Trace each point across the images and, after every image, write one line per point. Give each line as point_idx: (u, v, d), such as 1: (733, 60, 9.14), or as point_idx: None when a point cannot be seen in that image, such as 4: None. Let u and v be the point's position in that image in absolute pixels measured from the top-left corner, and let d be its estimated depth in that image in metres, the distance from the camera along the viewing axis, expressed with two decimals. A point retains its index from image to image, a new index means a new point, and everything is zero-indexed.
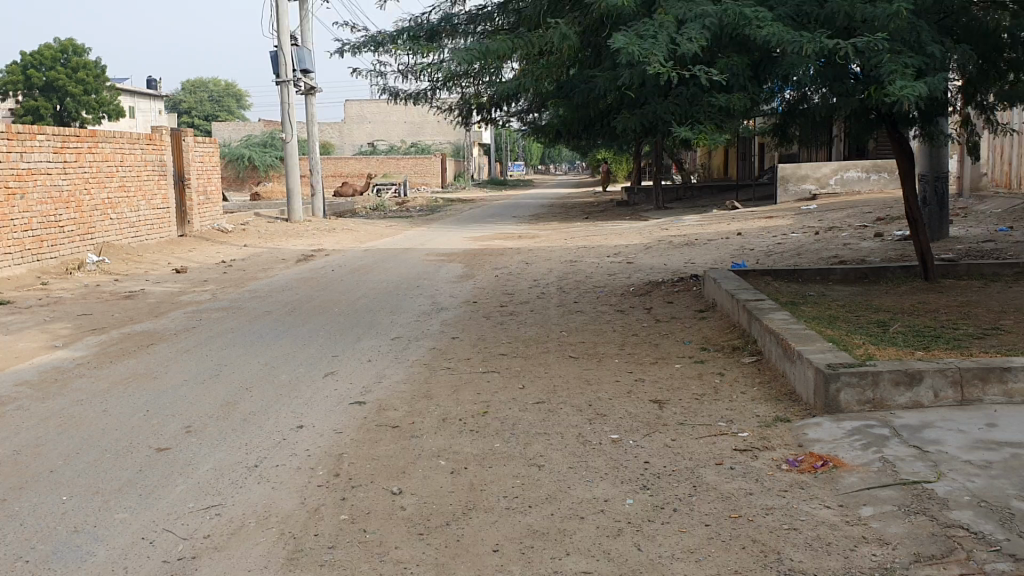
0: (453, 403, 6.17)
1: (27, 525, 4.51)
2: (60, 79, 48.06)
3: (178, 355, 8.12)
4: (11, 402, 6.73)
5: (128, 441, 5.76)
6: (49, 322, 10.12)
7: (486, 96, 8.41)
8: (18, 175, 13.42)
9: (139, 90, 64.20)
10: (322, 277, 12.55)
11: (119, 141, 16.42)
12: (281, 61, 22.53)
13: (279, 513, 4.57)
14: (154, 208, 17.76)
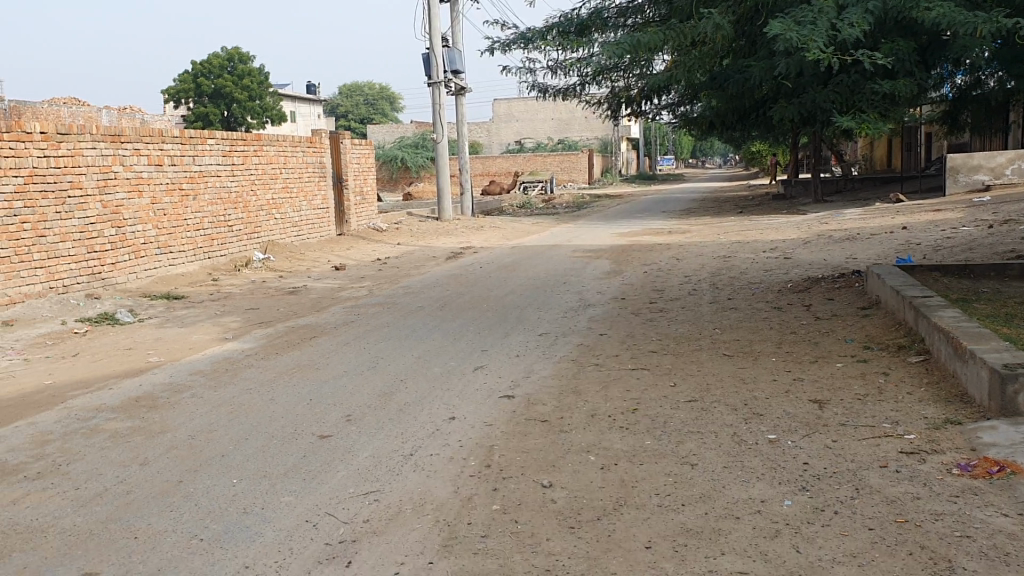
0: (602, 399, 6.14)
1: (201, 505, 4.79)
2: (227, 86, 50.52)
3: (338, 348, 8.44)
4: (186, 390, 7.17)
5: (292, 428, 6.03)
6: (220, 315, 10.73)
7: (637, 89, 8.31)
8: (191, 178, 14.27)
9: (299, 95, 67.18)
10: (471, 274, 12.73)
11: (283, 144, 17.20)
12: (433, 62, 23.07)
13: (434, 500, 4.67)
14: (315, 208, 18.53)
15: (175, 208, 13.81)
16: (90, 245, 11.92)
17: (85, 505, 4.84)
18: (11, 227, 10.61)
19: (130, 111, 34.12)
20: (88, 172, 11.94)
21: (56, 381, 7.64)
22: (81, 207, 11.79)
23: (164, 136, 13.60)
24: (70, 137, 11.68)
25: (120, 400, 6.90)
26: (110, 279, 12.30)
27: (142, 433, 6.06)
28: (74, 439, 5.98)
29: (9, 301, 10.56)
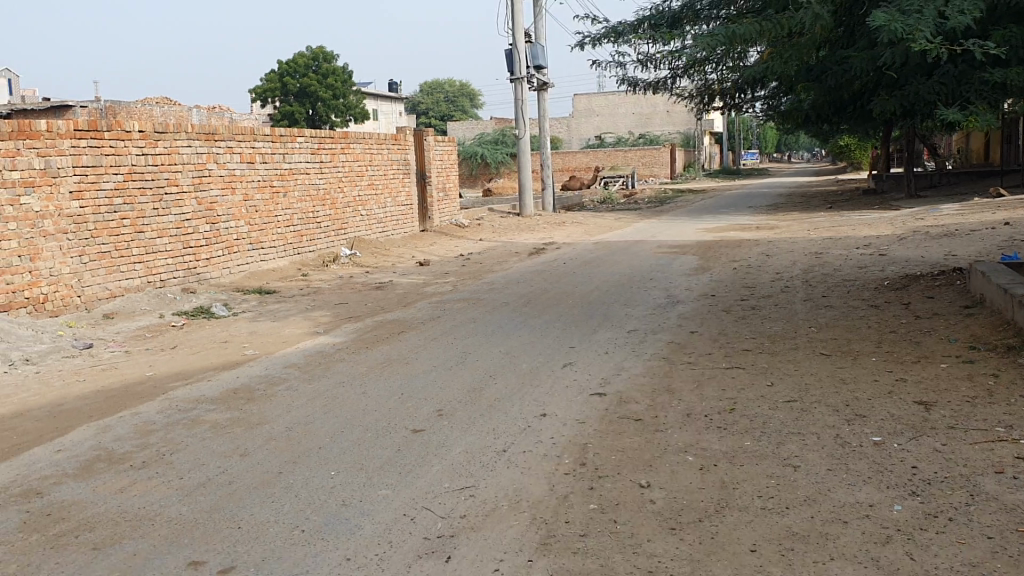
0: (697, 399, 6.03)
1: (301, 496, 4.86)
2: (312, 85, 51.28)
3: (427, 343, 8.49)
4: (281, 383, 7.30)
5: (385, 422, 6.07)
6: (311, 310, 10.92)
7: (731, 82, 8.15)
8: (281, 175, 14.55)
9: (380, 93, 68.04)
10: (555, 270, 12.69)
11: (368, 142, 17.41)
12: (516, 58, 23.09)
13: (530, 497, 4.65)
14: (399, 205, 18.74)
15: (265, 205, 14.11)
16: (185, 241, 12.27)
17: (189, 495, 4.95)
18: (111, 224, 10.99)
19: (220, 111, 34.89)
20: (183, 170, 12.28)
21: (157, 373, 7.86)
22: (177, 204, 12.14)
23: (255, 135, 13.89)
24: (167, 135, 12.01)
25: (218, 393, 7.06)
26: (204, 274, 12.64)
27: (241, 425, 6.18)
28: (176, 429, 6.13)
29: (110, 295, 10.93)
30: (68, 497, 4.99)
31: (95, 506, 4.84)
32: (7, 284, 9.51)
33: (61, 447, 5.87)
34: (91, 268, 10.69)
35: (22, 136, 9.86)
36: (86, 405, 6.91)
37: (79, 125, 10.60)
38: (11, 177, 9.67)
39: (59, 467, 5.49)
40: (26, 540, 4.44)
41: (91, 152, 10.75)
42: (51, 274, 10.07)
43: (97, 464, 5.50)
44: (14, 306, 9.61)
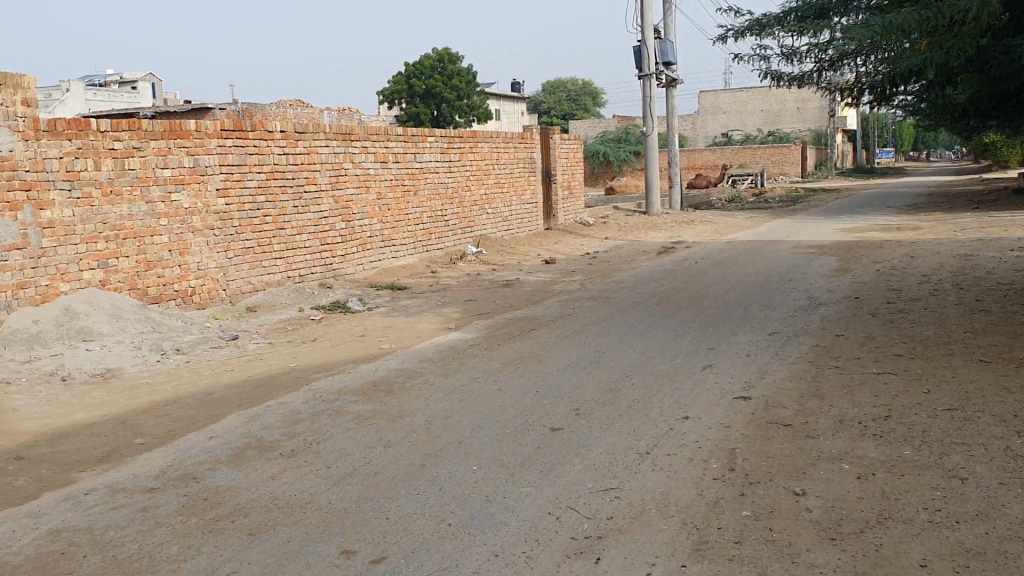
0: (849, 405, 5.79)
1: (446, 490, 4.88)
2: (438, 87, 51.67)
3: (560, 341, 8.46)
4: (419, 377, 7.39)
5: (524, 418, 6.06)
6: (443, 306, 11.06)
7: (881, 74, 7.83)
8: (412, 174, 14.80)
9: (504, 93, 68.63)
10: (686, 269, 12.47)
11: (496, 141, 17.51)
12: (645, 55, 22.85)
13: (678, 502, 4.54)
14: (525, 204, 18.82)
15: (397, 203, 14.39)
16: (323, 238, 12.63)
17: (338, 484, 5.05)
18: (254, 220, 11.41)
19: (348, 112, 35.78)
20: (321, 169, 12.61)
21: (300, 365, 8.08)
22: (315, 202, 12.49)
23: (389, 135, 14.14)
24: (307, 135, 12.33)
25: (358, 385, 7.20)
26: (340, 270, 12.97)
27: (383, 417, 6.28)
28: (321, 420, 6.28)
29: (252, 289, 11.37)
30: (222, 482, 5.16)
31: (249, 492, 4.99)
32: (158, 277, 10.05)
33: (213, 434, 6.09)
34: (235, 263, 11.13)
35: (173, 136, 10.30)
36: (234, 394, 7.15)
37: (226, 125, 10.98)
38: (163, 175, 10.15)
39: (213, 453, 5.69)
40: (186, 522, 4.60)
41: (236, 151, 11.15)
42: (198, 269, 10.56)
43: (248, 451, 5.67)
44: (164, 299, 10.14)
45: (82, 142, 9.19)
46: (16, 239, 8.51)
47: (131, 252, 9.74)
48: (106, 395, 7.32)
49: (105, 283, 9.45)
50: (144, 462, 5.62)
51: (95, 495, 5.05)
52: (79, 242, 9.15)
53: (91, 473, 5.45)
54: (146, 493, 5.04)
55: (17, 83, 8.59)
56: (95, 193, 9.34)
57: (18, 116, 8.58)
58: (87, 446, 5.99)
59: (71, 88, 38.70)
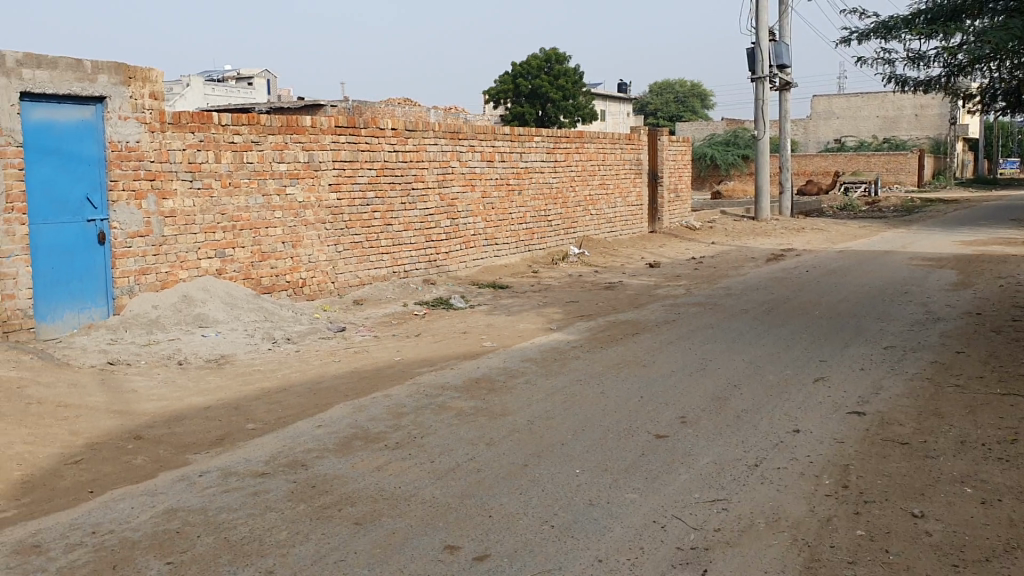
0: (971, 426, 5.53)
1: (548, 491, 4.87)
2: (545, 87, 51.04)
3: (665, 346, 8.36)
4: (521, 376, 7.40)
5: (628, 423, 6.00)
6: (545, 306, 11.06)
7: (1018, 79, 7.50)
8: (517, 173, 14.85)
9: (611, 94, 68.28)
10: (796, 277, 12.16)
11: (603, 141, 17.44)
12: (759, 57, 22.44)
13: (789, 517, 4.41)
14: (630, 205, 18.70)
15: (502, 202, 14.48)
16: (428, 234, 12.80)
17: (441, 479, 5.09)
18: (363, 216, 11.65)
19: (455, 111, 36.08)
20: (429, 166, 12.76)
21: (404, 358, 8.20)
22: (423, 198, 12.67)
23: (496, 134, 14.23)
24: (416, 133, 12.49)
25: (461, 380, 7.26)
26: (443, 266, 13.13)
27: (485, 414, 6.31)
28: (425, 414, 6.35)
29: (359, 282, 11.62)
30: (330, 470, 5.26)
31: (355, 482, 5.07)
32: (272, 268, 10.38)
33: (321, 423, 6.22)
34: (345, 257, 11.40)
35: (289, 131, 10.53)
36: (341, 384, 7.31)
37: (340, 122, 11.19)
38: (279, 168, 10.43)
39: (321, 441, 5.81)
40: (294, 509, 4.70)
41: (349, 147, 11.37)
42: (309, 261, 10.86)
43: (355, 441, 5.77)
44: (276, 289, 10.46)
45: (204, 135, 9.50)
46: (139, 226, 8.87)
47: (247, 243, 10.06)
48: (220, 380, 7.57)
49: (221, 272, 9.79)
50: (256, 447, 5.78)
51: (209, 477, 5.21)
52: (198, 231, 9.49)
53: (204, 456, 5.63)
54: (257, 478, 5.18)
55: (145, 76, 8.87)
56: (214, 185, 9.65)
57: (145, 108, 8.90)
58: (203, 429, 6.20)
59: (191, 84, 40.33)
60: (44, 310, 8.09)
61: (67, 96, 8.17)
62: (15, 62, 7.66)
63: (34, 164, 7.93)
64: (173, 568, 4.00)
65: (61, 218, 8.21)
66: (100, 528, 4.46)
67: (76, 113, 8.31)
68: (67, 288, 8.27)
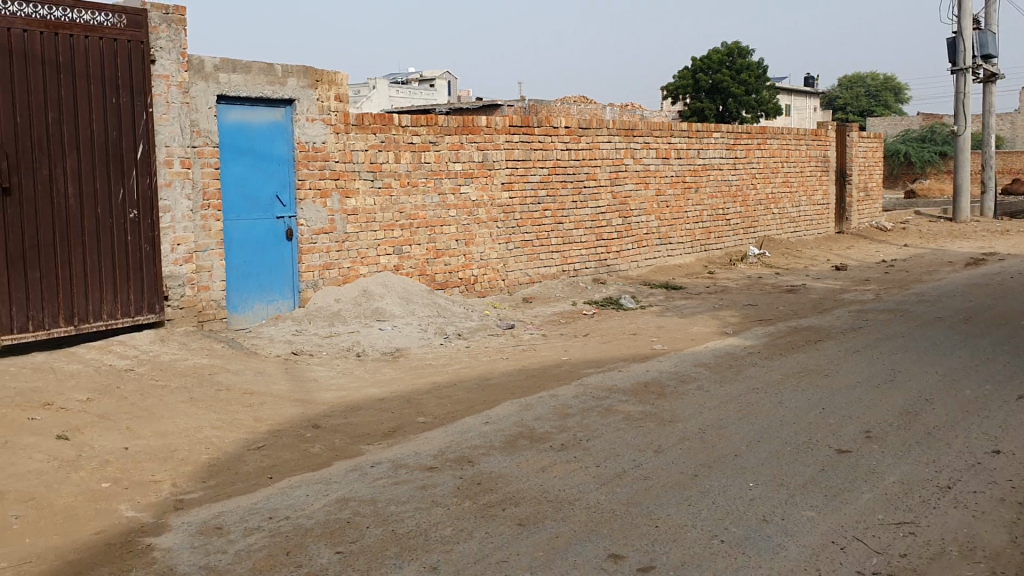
0: None
1: (719, 504, 4.66)
2: (724, 79, 48.17)
3: (849, 355, 7.89)
4: (693, 381, 7.17)
5: (807, 437, 5.67)
6: (720, 309, 10.72)
7: None
8: (695, 171, 14.49)
9: (797, 89, 65.76)
10: (999, 284, 11.23)
11: (786, 138, 16.76)
12: (961, 47, 20.98)
13: (987, 547, 4.03)
14: (814, 204, 17.90)
15: (678, 200, 14.18)
16: (600, 233, 12.72)
17: (608, 485, 4.97)
18: (535, 214, 11.69)
19: (631, 107, 35.75)
20: (602, 165, 12.65)
21: (573, 358, 8.14)
22: (595, 196, 12.59)
23: (673, 130, 13.93)
24: (590, 131, 12.40)
25: (631, 384, 7.11)
26: (615, 265, 13.02)
27: (655, 420, 6.14)
28: (592, 416, 6.26)
29: (529, 280, 11.68)
30: (496, 469, 5.25)
31: (520, 482, 5.04)
32: (446, 265, 10.59)
33: (489, 420, 6.24)
34: (516, 255, 11.49)
35: (465, 131, 10.69)
36: (509, 382, 7.32)
37: (514, 121, 11.26)
38: (455, 168, 10.60)
39: (487, 439, 5.81)
40: (460, 505, 4.71)
41: (522, 147, 11.42)
42: (481, 258, 11.01)
43: (521, 441, 5.75)
44: (449, 285, 10.66)
45: (385, 136, 9.77)
46: (324, 223, 9.23)
47: (422, 241, 10.30)
48: (394, 372, 7.76)
49: (398, 268, 10.06)
50: (425, 441, 5.86)
51: (380, 469, 5.32)
52: (378, 229, 9.78)
53: (377, 447, 5.76)
54: (426, 472, 5.24)
55: (332, 79, 9.21)
56: (394, 184, 9.92)
57: (331, 110, 9.24)
58: (376, 421, 6.36)
59: (376, 87, 41.91)
60: (237, 301, 8.55)
61: (259, 99, 8.60)
62: (212, 67, 8.10)
63: (229, 163, 8.40)
64: (342, 557, 4.09)
65: (253, 215, 8.66)
66: (277, 513, 4.63)
67: (267, 114, 8.74)
68: (257, 281, 8.73)
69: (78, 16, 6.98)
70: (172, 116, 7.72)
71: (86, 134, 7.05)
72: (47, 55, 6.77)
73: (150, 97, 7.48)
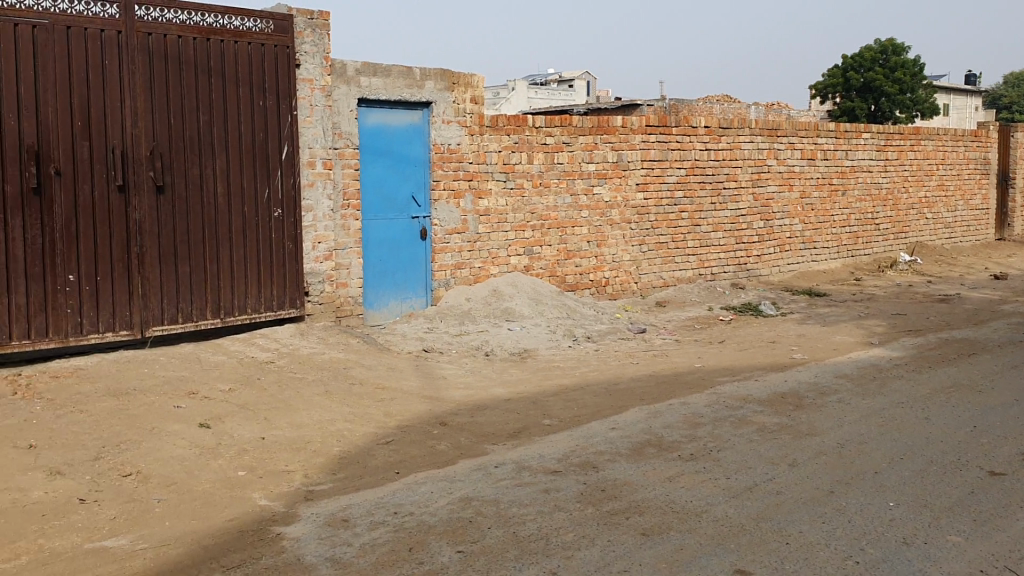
0: None
1: (855, 523, 4.42)
2: (879, 79, 45.21)
3: (1006, 370, 7.37)
4: (833, 393, 6.86)
5: (957, 457, 5.32)
6: (865, 318, 10.24)
7: None
8: (842, 173, 13.90)
9: (957, 88, 62.31)
10: None
11: (943, 138, 15.87)
12: None
13: None
14: (972, 209, 16.88)
15: (823, 203, 13.64)
16: (738, 236, 12.39)
17: (737, 498, 4.80)
18: (671, 216, 11.49)
19: (777, 105, 34.67)
20: (743, 166, 12.31)
21: (705, 365, 7.94)
22: (735, 199, 12.25)
23: (819, 130, 13.41)
24: (731, 131, 12.08)
25: (766, 394, 6.86)
26: (754, 270, 12.65)
27: (790, 432, 5.90)
28: (724, 426, 6.07)
29: (664, 283, 11.49)
30: (621, 476, 5.16)
31: (645, 490, 4.93)
32: (577, 266, 10.54)
33: (616, 425, 6.15)
34: (650, 257, 11.32)
35: (601, 131, 10.61)
36: (638, 387, 7.20)
37: (651, 121, 11.09)
38: (588, 168, 10.54)
39: (614, 445, 5.73)
40: (583, 511, 4.65)
41: (659, 147, 11.24)
42: (614, 260, 10.90)
43: (648, 448, 5.64)
44: (581, 287, 10.61)
45: (519, 137, 9.81)
46: (456, 224, 9.35)
47: (554, 242, 10.28)
48: (522, 373, 7.77)
49: (530, 269, 10.08)
50: (550, 444, 5.82)
51: (504, 470, 5.32)
52: (510, 229, 9.83)
53: (501, 448, 5.77)
54: (550, 475, 5.20)
55: (468, 81, 9.31)
56: (527, 185, 9.95)
57: (466, 112, 9.35)
58: (502, 421, 6.37)
59: (516, 88, 42.34)
60: (373, 298, 8.76)
61: (398, 101, 8.78)
62: (354, 71, 8.33)
63: (369, 164, 8.61)
64: (462, 557, 4.10)
65: (389, 214, 8.85)
66: (402, 509, 4.69)
67: (405, 116, 8.92)
68: (392, 279, 8.91)
69: (229, 22, 7.31)
70: (315, 118, 7.98)
71: (233, 135, 7.36)
72: (199, 61, 7.12)
73: (294, 100, 7.76)
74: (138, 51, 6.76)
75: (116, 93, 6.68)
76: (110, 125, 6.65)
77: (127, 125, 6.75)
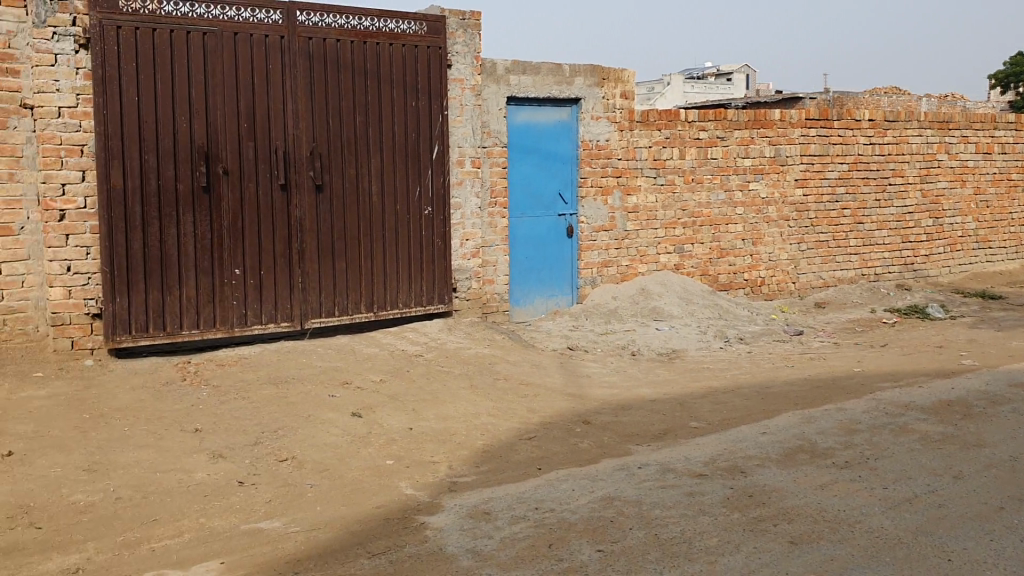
0: None
1: None
2: None
3: None
4: (1006, 403, 6.40)
5: None
6: None
7: None
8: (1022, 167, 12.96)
9: None
10: None
11: None
12: None
13: None
14: None
15: (1000, 200, 12.77)
16: (905, 235, 11.76)
17: (895, 509, 4.55)
18: (831, 213, 11.02)
19: (951, 97, 32.63)
20: (911, 160, 11.67)
21: (865, 370, 7.57)
22: (901, 195, 11.64)
23: (997, 121, 12.54)
24: (898, 124, 11.48)
25: (930, 401, 6.47)
26: (921, 270, 11.98)
27: (956, 443, 5.55)
28: (883, 434, 5.77)
29: (823, 284, 11.05)
30: (770, 482, 4.99)
31: (795, 498, 4.75)
32: (731, 265, 10.28)
33: (766, 430, 5.95)
34: (808, 256, 10.91)
35: (757, 125, 10.30)
36: (791, 391, 6.94)
37: (811, 114, 10.68)
38: (744, 164, 10.25)
39: (763, 450, 5.54)
40: (728, 516, 4.53)
41: (819, 141, 10.81)
42: (769, 259, 10.57)
43: (800, 455, 5.43)
44: (734, 286, 10.34)
45: (671, 132, 9.65)
46: (604, 221, 9.29)
47: (707, 240, 10.06)
48: (670, 374, 7.64)
49: (680, 267, 9.90)
50: (696, 446, 5.70)
51: (648, 470, 5.25)
52: (660, 227, 9.69)
53: (646, 448, 5.69)
54: (695, 478, 5.09)
55: (618, 77, 9.25)
56: (678, 181, 9.78)
57: (616, 108, 9.28)
58: (648, 422, 6.28)
59: (672, 82, 41.76)
60: (520, 295, 8.84)
61: (547, 99, 8.82)
62: (504, 69, 8.42)
63: (517, 162, 8.70)
64: (603, 556, 4.07)
65: (537, 212, 8.90)
66: (544, 505, 4.70)
67: (554, 114, 8.95)
68: (539, 276, 8.97)
69: (385, 25, 7.53)
70: (465, 118, 8.12)
71: (388, 134, 7.58)
72: (356, 63, 7.38)
73: (445, 100, 7.91)
74: (299, 55, 7.08)
75: (279, 95, 7.00)
76: (274, 125, 6.99)
77: (289, 126, 7.07)
